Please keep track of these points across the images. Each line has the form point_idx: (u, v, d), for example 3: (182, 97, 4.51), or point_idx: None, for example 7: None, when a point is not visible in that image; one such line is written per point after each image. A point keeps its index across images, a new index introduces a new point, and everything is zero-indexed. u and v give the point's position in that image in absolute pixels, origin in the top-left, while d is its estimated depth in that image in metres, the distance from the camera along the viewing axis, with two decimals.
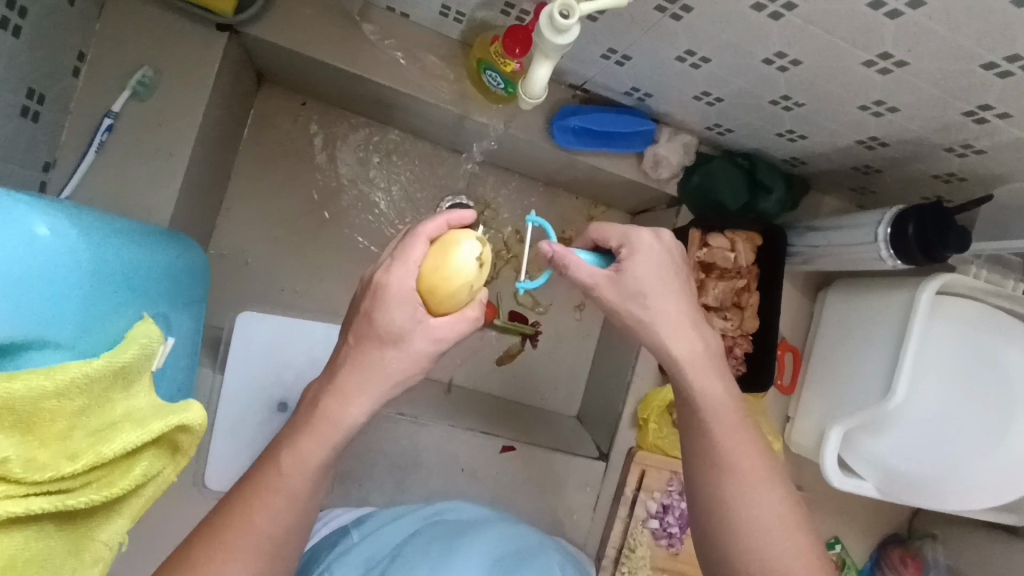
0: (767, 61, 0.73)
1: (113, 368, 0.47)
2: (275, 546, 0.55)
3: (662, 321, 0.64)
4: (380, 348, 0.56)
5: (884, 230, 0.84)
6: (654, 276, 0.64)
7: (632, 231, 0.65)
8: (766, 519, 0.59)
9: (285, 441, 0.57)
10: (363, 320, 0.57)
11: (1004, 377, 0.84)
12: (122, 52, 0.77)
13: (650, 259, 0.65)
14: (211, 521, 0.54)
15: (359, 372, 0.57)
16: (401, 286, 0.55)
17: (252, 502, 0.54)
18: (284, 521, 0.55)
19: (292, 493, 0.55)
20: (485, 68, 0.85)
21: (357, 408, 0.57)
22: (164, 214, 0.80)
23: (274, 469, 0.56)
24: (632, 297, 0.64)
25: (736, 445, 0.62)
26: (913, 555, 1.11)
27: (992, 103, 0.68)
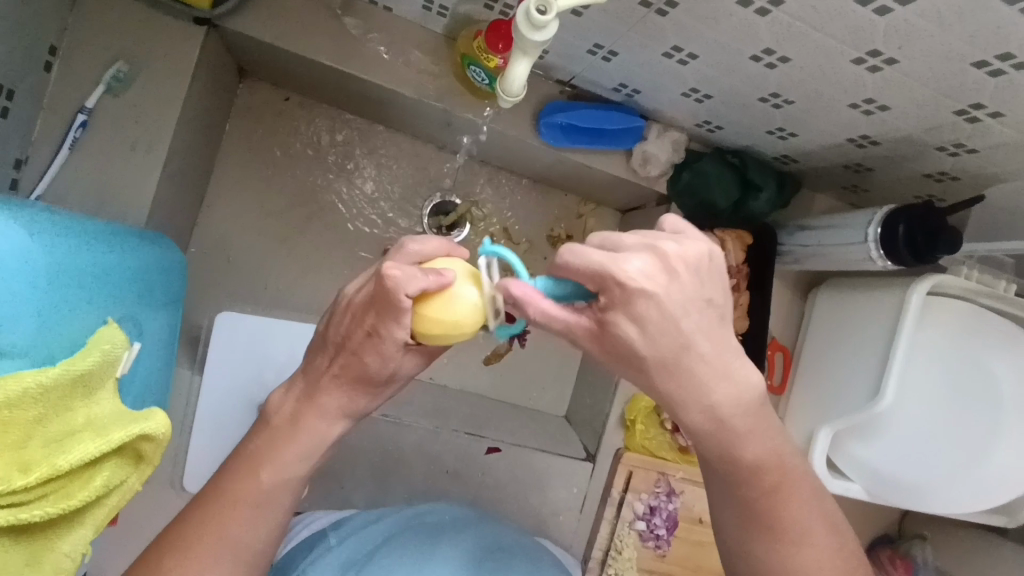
0: (756, 58, 0.71)
1: (71, 375, 0.46)
2: (248, 556, 0.54)
3: (685, 378, 0.50)
4: (363, 380, 0.55)
5: (874, 230, 0.83)
6: (653, 333, 0.47)
7: (615, 271, 0.45)
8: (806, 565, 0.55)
9: (256, 448, 0.56)
10: (345, 356, 0.55)
11: (998, 389, 0.83)
12: (95, 46, 0.75)
13: (642, 310, 0.46)
14: (181, 532, 0.53)
15: (342, 390, 0.56)
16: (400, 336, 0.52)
17: (219, 514, 0.53)
18: (257, 537, 0.54)
19: (266, 504, 0.55)
20: (469, 63, 0.83)
21: (335, 426, 0.57)
22: (140, 214, 0.78)
23: (249, 479, 0.55)
24: (629, 358, 0.49)
25: (783, 499, 0.55)
26: (902, 556, 1.10)
27: (984, 103, 0.66)
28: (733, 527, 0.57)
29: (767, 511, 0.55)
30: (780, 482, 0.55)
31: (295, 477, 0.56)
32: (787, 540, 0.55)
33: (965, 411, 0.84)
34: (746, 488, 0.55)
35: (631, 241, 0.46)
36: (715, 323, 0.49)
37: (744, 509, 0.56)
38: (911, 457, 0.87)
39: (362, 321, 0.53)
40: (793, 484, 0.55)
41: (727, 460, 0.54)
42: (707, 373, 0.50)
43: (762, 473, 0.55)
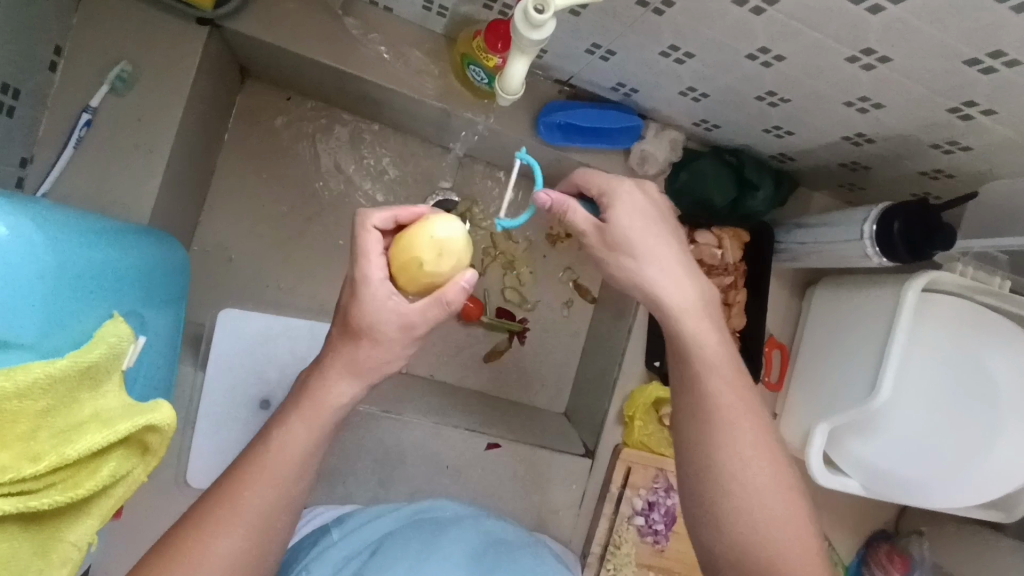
0: (751, 57, 0.72)
1: (79, 368, 0.47)
2: (265, 518, 0.60)
3: (656, 265, 0.67)
4: (358, 354, 0.62)
5: (869, 227, 0.84)
6: (638, 224, 0.68)
7: (617, 180, 0.69)
8: (746, 446, 0.63)
9: (277, 422, 0.63)
10: (349, 337, 0.61)
11: (993, 381, 0.84)
12: (99, 46, 0.76)
13: (626, 211, 0.68)
14: (204, 507, 0.59)
15: (341, 361, 0.63)
16: (374, 270, 0.59)
17: (240, 483, 0.60)
18: (272, 501, 0.60)
19: (278, 470, 0.61)
20: (468, 63, 0.84)
21: (340, 397, 0.63)
22: (143, 211, 0.79)
23: (267, 450, 0.62)
24: (621, 244, 0.67)
25: (730, 384, 0.66)
26: (900, 552, 1.11)
27: (977, 100, 0.67)
28: (692, 416, 0.65)
29: (716, 392, 0.65)
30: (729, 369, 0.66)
31: (307, 451, 0.62)
32: (744, 426, 0.64)
33: (964, 402, 0.85)
34: (709, 374, 0.66)
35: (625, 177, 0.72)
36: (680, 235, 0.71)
37: (700, 395, 0.65)
38: (909, 450, 0.87)
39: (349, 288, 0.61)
40: (738, 377, 0.67)
41: (687, 344, 0.66)
42: (675, 267, 0.68)
43: (715, 358, 0.66)
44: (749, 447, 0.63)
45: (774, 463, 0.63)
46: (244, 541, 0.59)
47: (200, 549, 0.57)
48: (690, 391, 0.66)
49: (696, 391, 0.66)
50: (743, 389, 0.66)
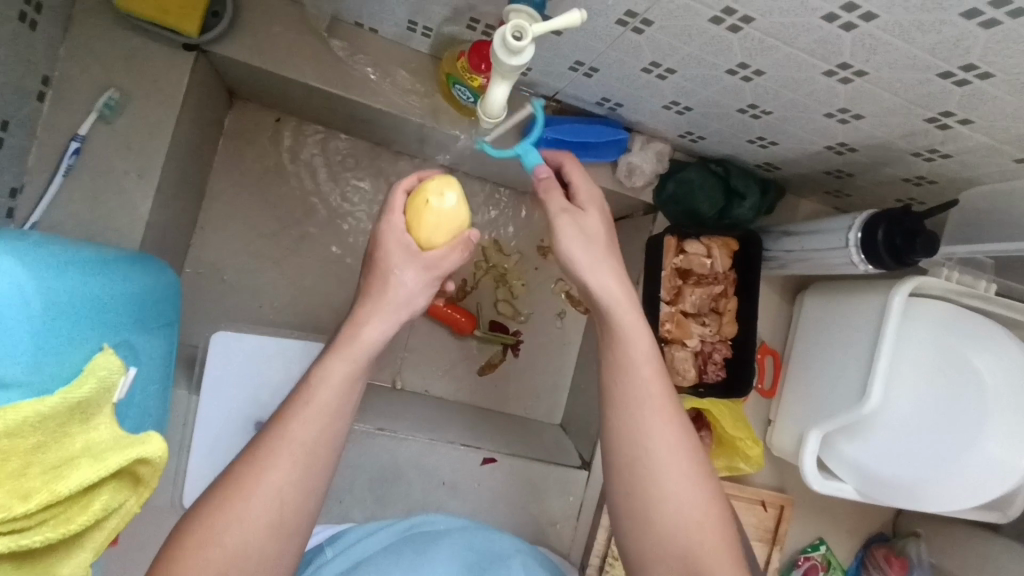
0: (731, 72, 0.73)
1: (69, 404, 0.47)
2: (312, 451, 0.60)
3: (602, 262, 0.72)
4: (383, 284, 0.67)
5: (855, 235, 0.85)
6: (602, 226, 0.74)
7: (591, 185, 0.76)
8: (660, 437, 0.66)
9: (318, 363, 0.65)
10: (374, 275, 0.68)
11: (979, 381, 0.83)
12: (87, 75, 0.77)
13: (597, 218, 0.74)
14: (253, 445, 0.60)
15: (373, 302, 0.67)
16: (398, 220, 0.70)
17: (289, 416, 0.61)
18: (317, 434, 0.61)
19: (323, 403, 0.62)
20: (453, 82, 0.85)
21: (376, 332, 0.66)
22: (134, 237, 0.80)
23: (312, 383, 0.63)
24: (592, 240, 0.72)
25: (652, 379, 0.69)
26: (897, 554, 1.12)
27: (953, 110, 0.68)
28: (615, 405, 0.69)
29: (638, 387, 0.69)
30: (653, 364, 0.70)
31: (351, 381, 0.64)
32: (665, 417, 0.68)
33: (950, 403, 0.85)
34: (638, 366, 0.69)
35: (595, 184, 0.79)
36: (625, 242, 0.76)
37: (625, 387, 0.69)
38: (897, 451, 0.89)
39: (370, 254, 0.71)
40: (662, 373, 0.70)
41: (617, 341, 0.70)
42: (615, 270, 0.72)
43: (642, 354, 0.70)
44: (663, 436, 0.67)
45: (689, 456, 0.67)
46: (293, 474, 0.59)
47: (250, 481, 0.58)
48: (615, 382, 0.70)
49: (622, 385, 0.69)
50: (664, 383, 0.70)
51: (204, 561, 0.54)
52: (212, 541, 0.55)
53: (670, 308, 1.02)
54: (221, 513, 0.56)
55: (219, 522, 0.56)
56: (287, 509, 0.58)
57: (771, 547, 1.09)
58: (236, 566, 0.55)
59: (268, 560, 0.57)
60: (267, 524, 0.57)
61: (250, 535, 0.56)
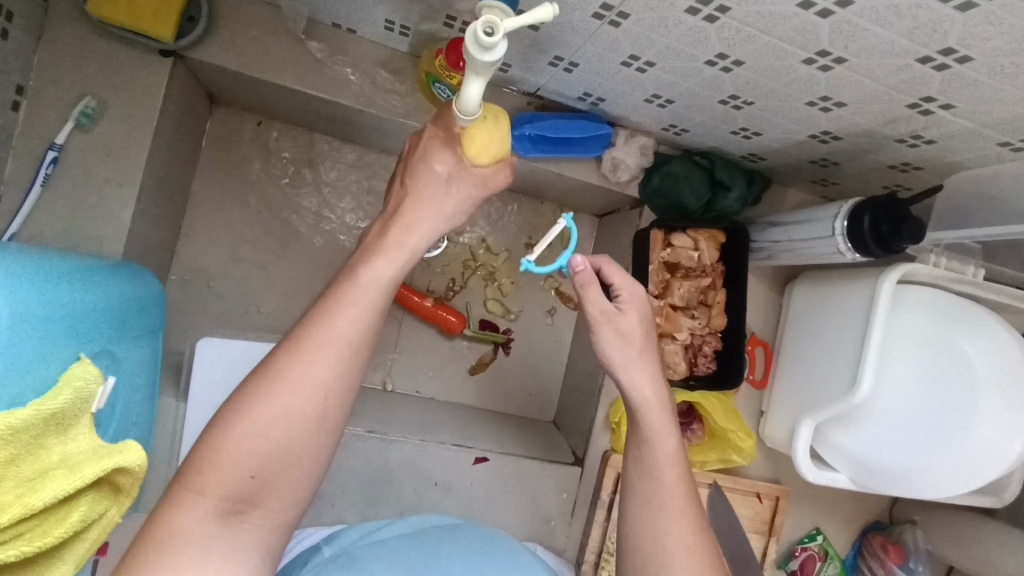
0: (711, 63, 0.72)
1: (44, 415, 0.47)
2: (354, 352, 0.58)
3: (633, 360, 0.70)
4: (426, 184, 0.67)
5: (841, 223, 0.85)
6: (642, 326, 0.72)
7: (635, 285, 0.72)
8: (675, 538, 0.66)
9: (359, 263, 0.61)
10: (418, 175, 0.68)
11: (969, 371, 0.83)
12: (62, 83, 0.76)
13: (634, 318, 0.72)
14: (292, 336, 0.58)
15: (421, 206, 0.66)
16: (439, 137, 0.70)
17: (331, 310, 0.58)
18: (359, 331, 0.58)
19: (367, 302, 0.58)
20: (433, 81, 0.84)
21: (420, 237, 0.64)
22: (116, 245, 0.79)
23: (354, 279, 0.59)
24: (628, 340, 0.71)
25: (676, 482, 0.69)
26: (894, 542, 1.12)
27: (934, 95, 0.68)
28: (637, 502, 0.69)
29: (660, 488, 0.68)
30: (678, 466, 0.69)
31: (395, 282, 0.61)
32: (684, 522, 0.67)
33: (942, 391, 0.85)
34: (663, 469, 0.69)
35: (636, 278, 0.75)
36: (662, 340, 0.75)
37: (647, 487, 0.69)
38: (890, 440, 0.89)
39: (409, 160, 0.70)
40: (687, 475, 0.70)
41: (645, 440, 0.70)
42: (650, 370, 0.71)
43: (670, 458, 0.69)
44: (680, 539, 0.66)
45: (701, 555, 0.66)
46: (333, 375, 0.57)
47: (291, 374, 0.56)
48: (639, 479, 0.70)
49: (646, 484, 0.69)
50: (687, 485, 0.70)
51: (244, 453, 0.54)
52: (252, 434, 0.54)
53: (659, 302, 1.01)
54: (260, 406, 0.54)
55: (258, 414, 0.54)
56: (328, 406, 0.56)
57: (767, 539, 1.09)
58: (274, 459, 0.55)
59: (306, 455, 0.56)
60: (307, 419, 0.56)
61: (292, 432, 0.55)
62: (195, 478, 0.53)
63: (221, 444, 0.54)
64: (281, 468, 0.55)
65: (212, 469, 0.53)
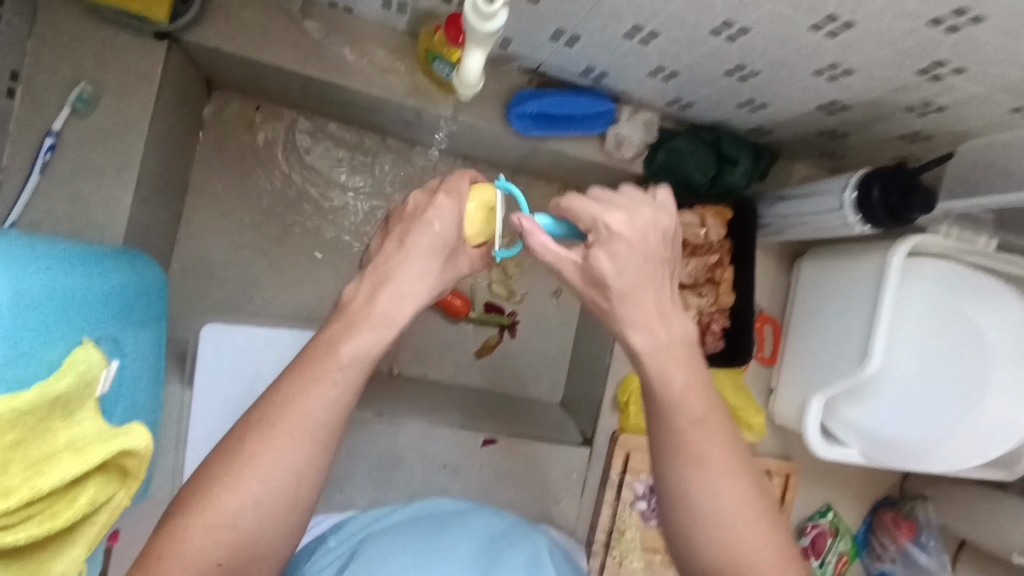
0: (715, 32, 0.71)
1: (46, 399, 0.46)
2: (331, 435, 0.51)
3: (620, 306, 0.55)
4: (423, 251, 0.57)
5: (849, 195, 0.83)
6: (625, 267, 0.55)
7: (607, 213, 0.54)
8: (725, 501, 0.53)
9: (334, 333, 0.53)
10: (414, 231, 0.57)
11: (983, 341, 0.82)
12: (56, 69, 0.75)
13: (609, 262, 0.54)
14: (260, 414, 0.50)
15: (410, 275, 0.56)
16: (451, 207, 0.58)
17: (305, 385, 0.50)
18: (336, 411, 0.51)
19: (346, 381, 0.51)
20: (432, 58, 0.83)
21: (408, 309, 0.55)
22: (116, 234, 0.78)
23: (330, 355, 0.52)
24: (605, 290, 0.56)
25: (712, 438, 0.54)
26: (906, 517, 1.12)
27: (945, 59, 0.66)
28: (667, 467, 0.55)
29: (692, 449, 0.54)
30: (708, 419, 0.55)
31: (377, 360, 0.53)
32: (731, 482, 0.54)
33: (955, 361, 0.84)
34: (691, 425, 0.54)
35: (620, 200, 0.56)
36: (665, 274, 0.57)
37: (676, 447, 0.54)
38: (903, 413, 0.88)
39: (403, 217, 0.59)
40: (719, 426, 0.55)
41: (661, 393, 0.55)
42: (654, 307, 0.56)
43: (693, 406, 0.54)
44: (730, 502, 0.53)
45: (757, 515, 0.53)
46: (304, 462, 0.49)
47: (258, 455, 0.48)
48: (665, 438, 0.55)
49: (672, 440, 0.54)
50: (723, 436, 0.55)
51: (211, 543, 0.47)
52: (219, 523, 0.47)
53: None
54: (224, 493, 0.47)
55: (223, 501, 0.47)
56: (302, 491, 0.49)
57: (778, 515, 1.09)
58: (246, 548, 0.48)
59: (283, 539, 0.50)
60: (278, 502, 0.48)
61: (261, 520, 0.48)
62: (154, 565, 0.46)
63: (181, 537, 0.46)
64: (252, 555, 0.48)
65: (174, 559, 0.46)
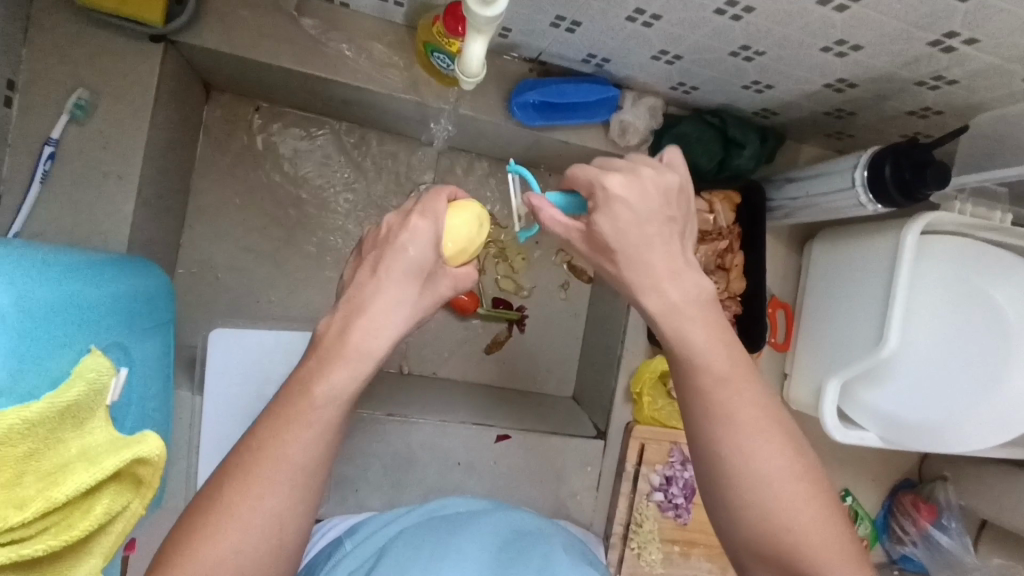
0: (720, 11, 0.69)
1: (57, 408, 0.46)
2: (311, 479, 0.49)
3: (626, 266, 0.56)
4: (395, 280, 0.54)
5: (860, 173, 0.82)
6: (624, 229, 0.55)
7: (603, 175, 0.55)
8: (752, 453, 0.51)
9: (307, 371, 0.52)
10: (388, 254, 0.55)
11: (1000, 314, 0.81)
12: (53, 76, 0.74)
13: (609, 224, 0.55)
14: (237, 462, 0.48)
15: (384, 307, 0.53)
16: (427, 227, 0.55)
17: (281, 429, 0.49)
18: (315, 454, 0.49)
19: (322, 423, 0.50)
20: (431, 50, 0.81)
21: (382, 340, 0.53)
22: (119, 240, 0.78)
23: (304, 397, 0.50)
24: (608, 253, 0.57)
25: (734, 392, 0.52)
26: (926, 499, 1.10)
27: (957, 30, 0.65)
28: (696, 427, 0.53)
29: (716, 405, 0.52)
30: (730, 372, 0.53)
31: (354, 398, 0.51)
32: (758, 434, 0.51)
33: (976, 334, 0.82)
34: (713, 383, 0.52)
35: (619, 164, 0.57)
36: (674, 235, 0.56)
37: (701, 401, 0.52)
38: (922, 392, 0.86)
39: (376, 242, 0.56)
40: (742, 378, 0.53)
41: (680, 350, 0.54)
42: (674, 258, 0.56)
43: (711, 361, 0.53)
44: (759, 452, 0.51)
45: (788, 466, 0.51)
46: (286, 508, 0.48)
47: (237, 504, 0.47)
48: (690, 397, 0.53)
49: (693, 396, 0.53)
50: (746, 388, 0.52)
51: None
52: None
53: None
54: (204, 547, 0.45)
55: (203, 554, 0.45)
56: (285, 537, 0.48)
57: None
58: None
59: None
60: (262, 552, 0.47)
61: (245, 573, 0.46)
62: None
63: None
64: None
65: None
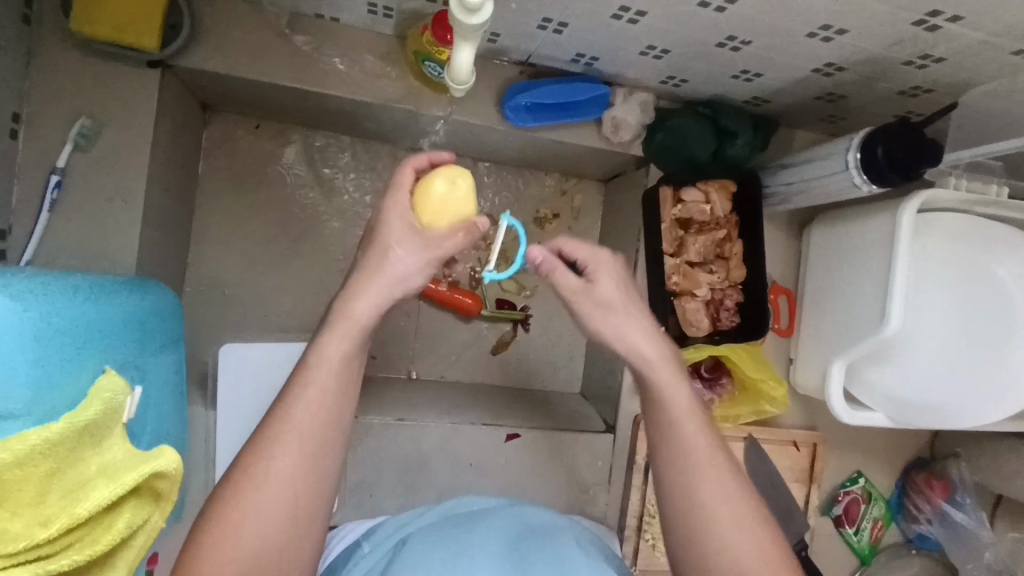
0: (703, 4, 0.70)
1: (76, 427, 0.47)
2: (321, 443, 0.59)
3: (616, 324, 0.65)
4: (379, 257, 0.62)
5: (853, 156, 0.82)
6: (617, 293, 0.66)
7: (598, 250, 0.66)
8: (707, 481, 0.63)
9: (311, 347, 0.62)
10: (376, 241, 0.62)
11: (1000, 286, 0.83)
12: (55, 106, 0.76)
13: (610, 288, 0.66)
14: (265, 417, 0.60)
15: (370, 283, 0.61)
16: (397, 214, 0.62)
17: (293, 397, 0.59)
18: (320, 417, 0.59)
19: (324, 385, 0.60)
20: (423, 59, 0.82)
21: (367, 311, 0.61)
22: (128, 263, 0.80)
23: (309, 371, 0.60)
24: (605, 309, 0.65)
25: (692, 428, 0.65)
26: (938, 476, 1.11)
27: (940, 8, 0.65)
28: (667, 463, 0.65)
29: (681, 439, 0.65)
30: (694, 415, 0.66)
31: (347, 368, 0.61)
32: (713, 464, 0.64)
33: (976, 312, 0.84)
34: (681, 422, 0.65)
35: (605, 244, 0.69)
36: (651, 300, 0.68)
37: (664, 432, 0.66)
38: (926, 370, 0.86)
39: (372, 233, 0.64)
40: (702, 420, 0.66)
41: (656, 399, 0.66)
42: (638, 331, 0.66)
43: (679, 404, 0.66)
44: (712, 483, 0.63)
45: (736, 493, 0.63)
46: (298, 463, 0.58)
47: (264, 457, 0.58)
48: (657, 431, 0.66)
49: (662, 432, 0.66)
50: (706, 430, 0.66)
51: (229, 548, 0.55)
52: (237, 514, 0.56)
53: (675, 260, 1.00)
54: (240, 493, 0.56)
55: (241, 498, 0.56)
56: (307, 499, 0.58)
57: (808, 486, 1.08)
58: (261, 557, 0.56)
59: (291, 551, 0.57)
60: (283, 508, 0.57)
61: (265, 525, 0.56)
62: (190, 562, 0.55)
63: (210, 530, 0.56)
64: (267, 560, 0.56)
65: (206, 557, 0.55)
